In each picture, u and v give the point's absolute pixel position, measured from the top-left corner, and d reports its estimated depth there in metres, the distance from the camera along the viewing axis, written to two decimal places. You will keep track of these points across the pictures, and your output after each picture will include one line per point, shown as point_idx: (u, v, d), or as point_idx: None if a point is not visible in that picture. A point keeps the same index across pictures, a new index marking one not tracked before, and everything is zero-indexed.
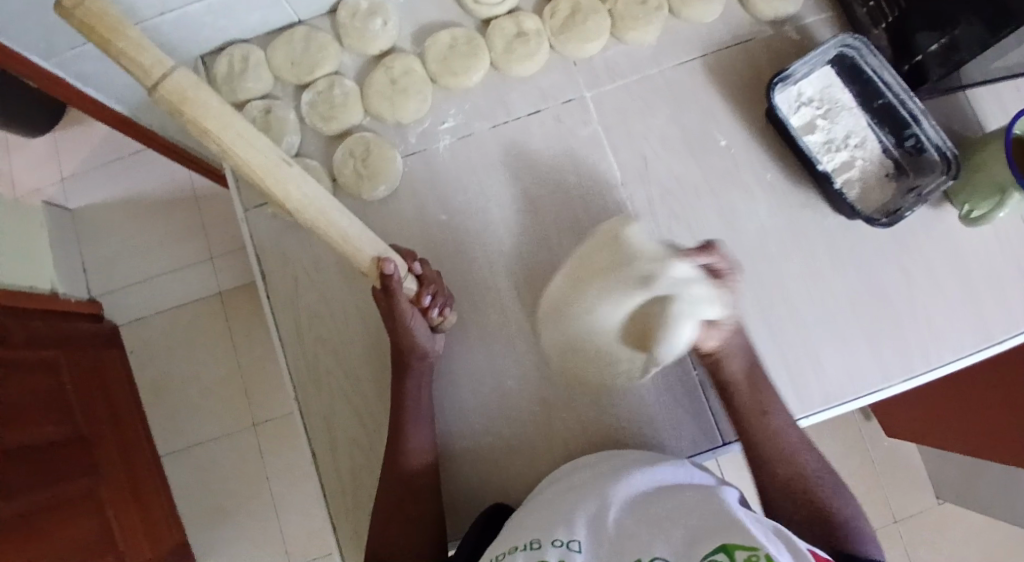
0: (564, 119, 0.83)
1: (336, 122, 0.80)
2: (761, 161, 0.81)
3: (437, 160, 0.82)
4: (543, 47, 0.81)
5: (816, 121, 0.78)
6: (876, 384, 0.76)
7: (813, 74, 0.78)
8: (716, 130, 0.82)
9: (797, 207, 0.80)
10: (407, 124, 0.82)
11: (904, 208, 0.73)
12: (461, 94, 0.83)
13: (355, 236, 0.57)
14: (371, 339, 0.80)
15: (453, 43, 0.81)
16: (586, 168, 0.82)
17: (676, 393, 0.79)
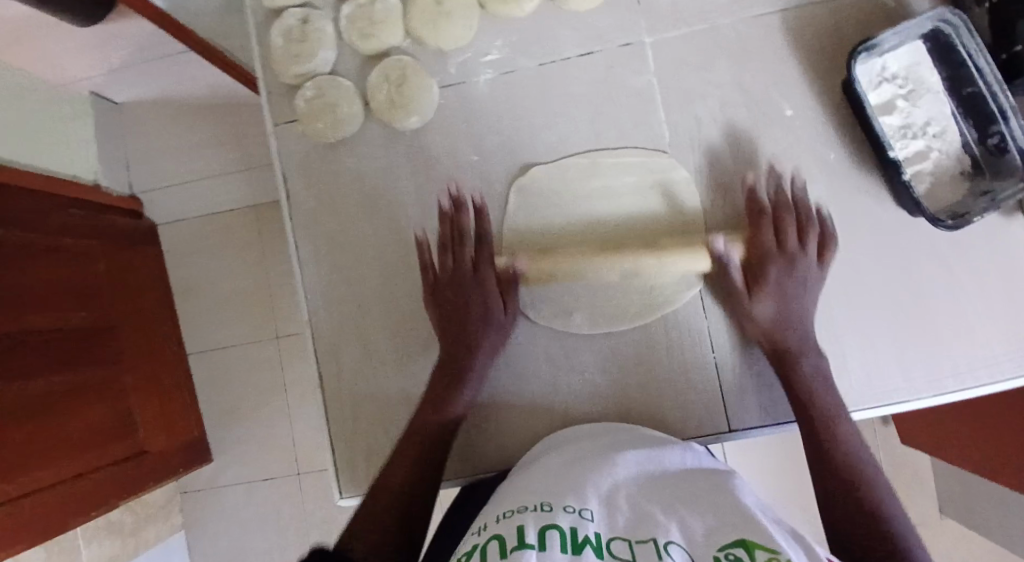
0: (621, 65, 0.77)
1: (376, 41, 0.76)
2: (826, 138, 0.74)
3: (475, 95, 0.78)
4: None
5: (895, 101, 0.70)
6: (899, 394, 0.71)
7: (901, 48, 0.70)
8: (782, 98, 0.74)
9: (855, 193, 0.73)
10: (448, 51, 0.77)
11: (973, 213, 0.66)
12: (513, 22, 0.77)
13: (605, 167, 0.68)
14: (387, 274, 0.78)
15: None
16: (632, 124, 0.76)
17: (689, 370, 0.75)
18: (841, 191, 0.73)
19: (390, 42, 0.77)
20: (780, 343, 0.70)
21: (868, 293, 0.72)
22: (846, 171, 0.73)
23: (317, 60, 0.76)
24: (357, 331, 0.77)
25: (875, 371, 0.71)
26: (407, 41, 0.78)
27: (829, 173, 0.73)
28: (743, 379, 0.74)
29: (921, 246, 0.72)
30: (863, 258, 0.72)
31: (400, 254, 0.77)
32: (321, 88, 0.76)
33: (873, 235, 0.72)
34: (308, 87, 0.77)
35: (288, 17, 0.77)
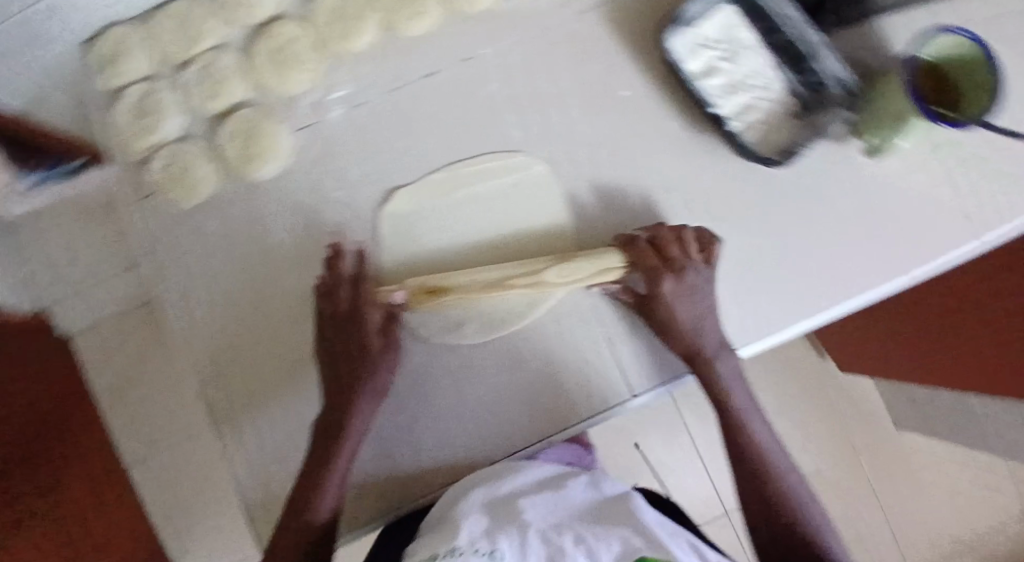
0: (465, 77, 0.79)
1: (221, 99, 0.77)
2: (666, 108, 0.77)
3: (329, 132, 0.78)
4: (433, 5, 0.78)
5: (718, 64, 0.74)
6: (786, 327, 0.73)
7: (711, 15, 0.75)
8: (617, 81, 0.78)
9: (703, 152, 0.76)
10: (295, 94, 0.79)
11: (801, 146, 0.73)
12: (353, 57, 0.79)
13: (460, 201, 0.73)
14: (272, 322, 0.74)
15: (338, 6, 0.78)
16: (487, 130, 0.78)
17: (583, 348, 0.75)
18: (690, 152, 0.77)
19: (235, 96, 0.78)
20: (695, 354, 0.70)
21: (738, 239, 0.74)
22: (690, 132, 0.77)
23: (166, 129, 0.77)
24: (255, 391, 0.73)
25: (761, 310, 0.73)
26: (254, 93, 0.79)
27: (676, 138, 0.77)
28: (633, 345, 0.76)
29: (780, 189, 0.75)
30: (725, 208, 0.75)
31: (284, 300, 0.75)
32: (175, 154, 0.76)
33: (729, 184, 0.76)
34: (162, 156, 0.77)
35: (130, 93, 0.77)
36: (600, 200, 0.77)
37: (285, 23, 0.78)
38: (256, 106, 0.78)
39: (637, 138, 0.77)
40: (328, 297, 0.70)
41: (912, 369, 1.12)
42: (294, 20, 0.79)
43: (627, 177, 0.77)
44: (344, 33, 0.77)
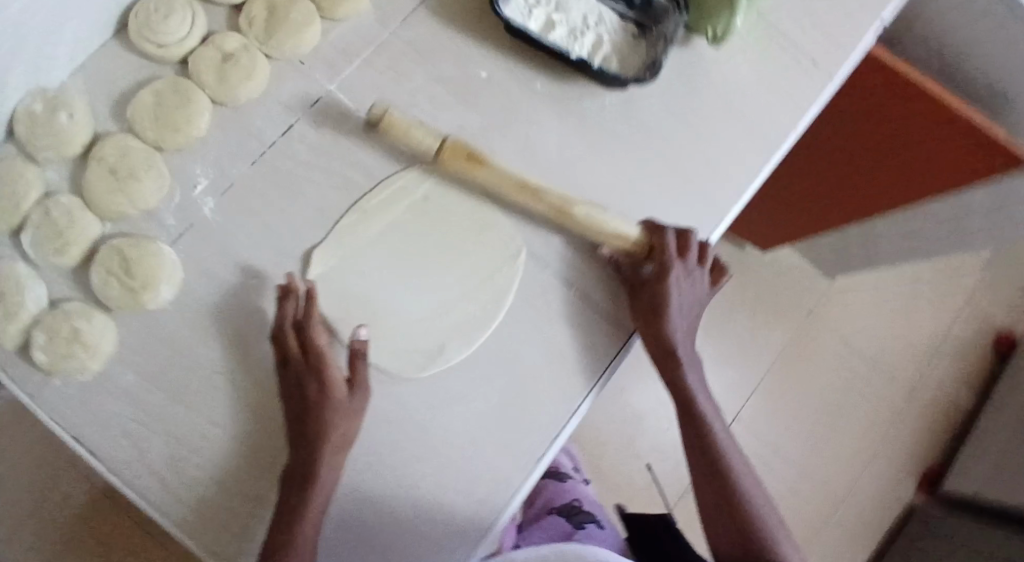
0: (328, 121, 0.66)
1: (74, 249, 0.58)
2: (527, 76, 0.73)
3: (209, 239, 0.61)
4: (259, 58, 0.64)
5: (551, 18, 0.75)
6: (716, 222, 0.73)
7: None
8: (473, 66, 0.72)
9: (576, 102, 0.74)
10: (153, 207, 0.61)
11: (659, 58, 0.74)
12: (198, 148, 0.63)
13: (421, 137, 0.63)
14: (236, 473, 0.58)
15: (158, 95, 0.61)
16: (377, 166, 0.66)
17: (581, 322, 0.65)
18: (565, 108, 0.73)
19: (92, 233, 0.60)
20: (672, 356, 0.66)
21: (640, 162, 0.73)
22: (557, 89, 0.74)
23: (25, 312, 0.57)
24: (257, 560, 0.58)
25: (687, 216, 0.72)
26: (114, 225, 0.61)
27: (548, 100, 0.73)
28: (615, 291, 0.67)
29: (665, 111, 0.75)
30: (618, 141, 0.73)
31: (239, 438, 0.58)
32: (53, 326, 0.57)
33: (614, 123, 0.74)
34: (37, 337, 0.57)
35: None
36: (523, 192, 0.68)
37: (114, 134, 0.61)
38: (122, 235, 0.60)
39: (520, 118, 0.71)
40: (274, 341, 0.59)
41: (820, 224, 1.22)
42: (120, 130, 0.62)
43: (523, 157, 0.71)
44: (179, 125, 0.61)
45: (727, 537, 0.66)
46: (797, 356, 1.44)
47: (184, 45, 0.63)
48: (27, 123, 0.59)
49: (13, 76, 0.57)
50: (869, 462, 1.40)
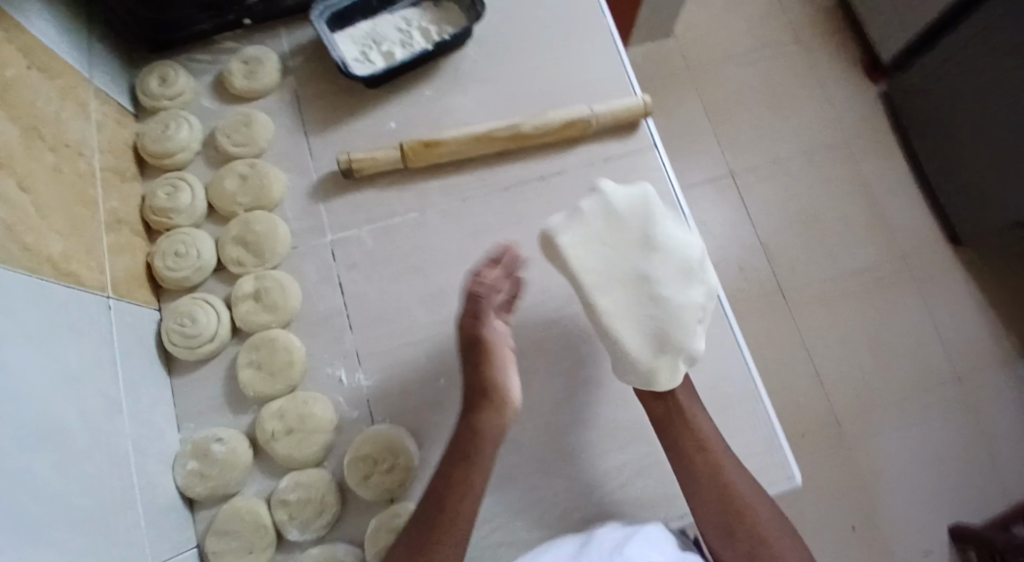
0: (356, 256, 0.74)
1: (326, 498, 0.63)
2: (414, 94, 0.80)
3: (391, 390, 0.69)
4: (275, 273, 0.71)
5: (385, 51, 0.81)
6: (610, 40, 0.83)
7: (341, 45, 0.80)
8: (382, 128, 0.79)
9: (459, 72, 0.81)
10: (336, 419, 0.67)
11: None
12: (312, 361, 0.70)
13: (391, 156, 0.75)
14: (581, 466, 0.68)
15: (254, 361, 0.68)
16: (417, 239, 0.75)
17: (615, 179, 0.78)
18: (459, 82, 0.81)
19: (328, 476, 0.65)
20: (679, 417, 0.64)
21: (536, 59, 0.82)
22: (440, 80, 0.81)
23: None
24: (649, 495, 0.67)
25: (594, 53, 0.83)
26: (330, 458, 0.67)
27: (444, 90, 0.80)
28: (607, 156, 0.79)
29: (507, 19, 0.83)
30: (511, 62, 0.82)
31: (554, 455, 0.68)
32: (378, 546, 0.62)
33: (496, 55, 0.82)
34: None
35: None
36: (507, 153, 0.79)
37: (260, 413, 0.67)
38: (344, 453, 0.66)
39: (446, 122, 0.79)
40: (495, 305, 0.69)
41: None
42: (256, 412, 0.67)
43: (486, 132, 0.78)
44: (290, 361, 0.68)
45: None
46: (698, 99, 1.58)
47: (225, 323, 0.69)
48: (204, 479, 0.64)
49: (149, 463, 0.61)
50: (807, 102, 1.59)
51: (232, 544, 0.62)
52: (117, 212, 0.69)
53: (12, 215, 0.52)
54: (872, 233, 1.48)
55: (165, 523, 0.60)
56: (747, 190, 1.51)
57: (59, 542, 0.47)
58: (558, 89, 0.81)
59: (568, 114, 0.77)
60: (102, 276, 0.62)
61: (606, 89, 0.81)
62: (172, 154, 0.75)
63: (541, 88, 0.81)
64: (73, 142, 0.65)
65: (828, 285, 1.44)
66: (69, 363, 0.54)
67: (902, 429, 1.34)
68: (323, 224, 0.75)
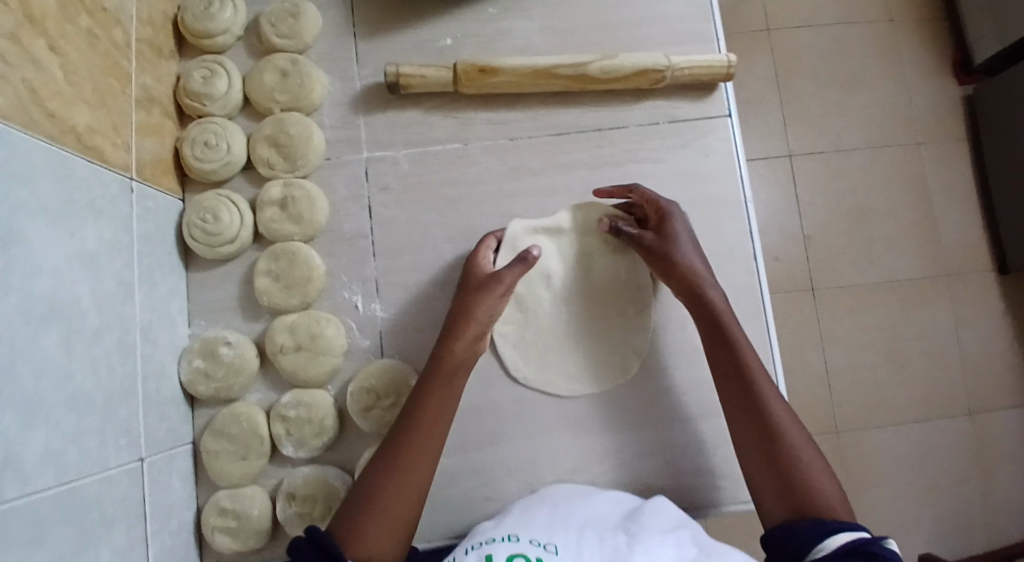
0: (390, 179, 0.71)
1: (326, 421, 0.63)
2: (479, 11, 0.73)
3: (407, 324, 0.68)
4: (305, 183, 0.68)
5: None
6: None
7: None
8: (436, 42, 0.72)
9: None
10: (347, 343, 0.66)
11: None
12: (330, 281, 0.68)
13: (443, 73, 0.68)
14: (583, 435, 0.67)
15: (272, 270, 0.66)
16: (458, 172, 0.71)
17: (680, 144, 0.74)
18: (530, 7, 0.74)
19: (330, 399, 0.64)
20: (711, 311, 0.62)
21: None
22: (509, 1, 0.74)
23: (340, 487, 0.62)
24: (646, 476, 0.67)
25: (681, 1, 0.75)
26: (335, 382, 0.66)
27: (512, 13, 0.73)
28: (674, 118, 0.74)
29: None
30: None
31: (558, 420, 0.68)
32: None
33: None
34: None
35: (283, 515, 0.61)
36: (570, 96, 0.73)
37: (272, 323, 0.65)
38: (349, 380, 0.65)
39: (508, 50, 0.73)
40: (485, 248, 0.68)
41: None
42: (269, 322, 0.66)
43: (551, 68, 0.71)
44: (308, 278, 0.66)
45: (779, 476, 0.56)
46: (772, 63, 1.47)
47: (247, 225, 0.67)
48: (207, 379, 0.63)
49: (159, 355, 0.60)
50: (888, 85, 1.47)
51: (227, 446, 0.62)
52: (150, 89, 0.65)
53: (37, 78, 0.49)
54: (916, 242, 1.41)
55: (169, 414, 0.61)
56: (801, 174, 1.43)
57: (57, 422, 0.46)
58: (634, 34, 0.74)
59: (645, 60, 0.71)
60: (129, 156, 0.59)
61: (687, 44, 0.74)
62: (212, 36, 0.69)
63: (615, 28, 0.74)
64: (109, 6, 0.60)
65: (862, 287, 1.39)
66: (84, 243, 0.51)
67: (900, 444, 1.33)
68: (360, 139, 0.71)
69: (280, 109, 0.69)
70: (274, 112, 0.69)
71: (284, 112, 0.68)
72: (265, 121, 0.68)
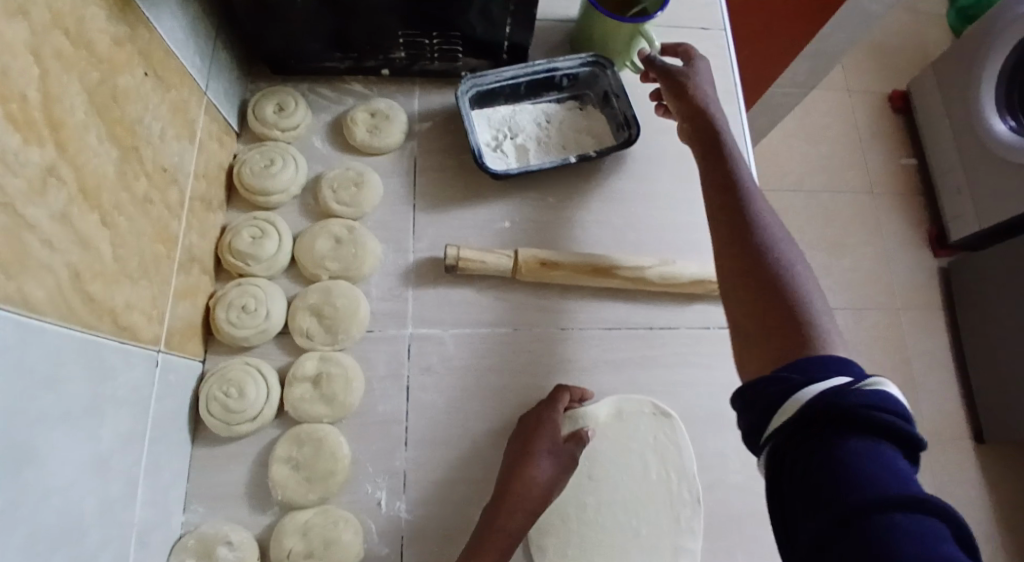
0: (433, 360, 0.66)
1: None
2: (535, 197, 0.73)
3: (432, 531, 0.60)
4: (342, 360, 0.63)
5: (520, 146, 0.73)
6: None
7: (477, 125, 0.73)
8: (493, 224, 0.71)
9: (587, 187, 0.74)
10: (364, 550, 0.58)
11: (629, 111, 0.74)
12: (352, 472, 0.61)
13: (504, 260, 0.68)
14: None
15: (293, 456, 0.59)
16: (500, 359, 0.67)
17: (731, 350, 0.71)
18: (586, 198, 0.74)
19: None
20: (710, 134, 0.60)
21: (672, 197, 0.75)
22: (565, 190, 0.74)
23: None
24: None
25: None
26: None
27: (566, 201, 0.73)
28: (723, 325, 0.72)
29: (645, 146, 0.77)
30: (645, 194, 0.75)
31: None
32: None
33: (630, 180, 0.75)
34: None
35: None
36: (621, 292, 0.71)
37: (282, 521, 0.57)
38: None
39: (561, 237, 0.72)
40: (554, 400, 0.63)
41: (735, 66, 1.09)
42: (278, 517, 0.58)
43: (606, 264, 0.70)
44: (331, 470, 0.59)
45: (750, 291, 0.49)
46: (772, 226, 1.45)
47: (273, 402, 0.60)
48: None
49: (149, 558, 0.52)
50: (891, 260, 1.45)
51: None
52: (193, 248, 0.61)
53: (87, 258, 0.44)
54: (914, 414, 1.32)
55: None
56: None
57: None
58: (688, 235, 0.74)
59: (701, 268, 0.70)
60: (159, 326, 0.54)
61: None
62: (268, 194, 0.68)
63: (668, 227, 0.74)
64: (168, 168, 0.57)
65: None
66: (101, 442, 0.45)
67: None
68: (402, 312, 0.67)
69: (329, 277, 0.66)
70: (321, 279, 0.65)
71: (332, 280, 0.65)
72: (309, 289, 0.65)
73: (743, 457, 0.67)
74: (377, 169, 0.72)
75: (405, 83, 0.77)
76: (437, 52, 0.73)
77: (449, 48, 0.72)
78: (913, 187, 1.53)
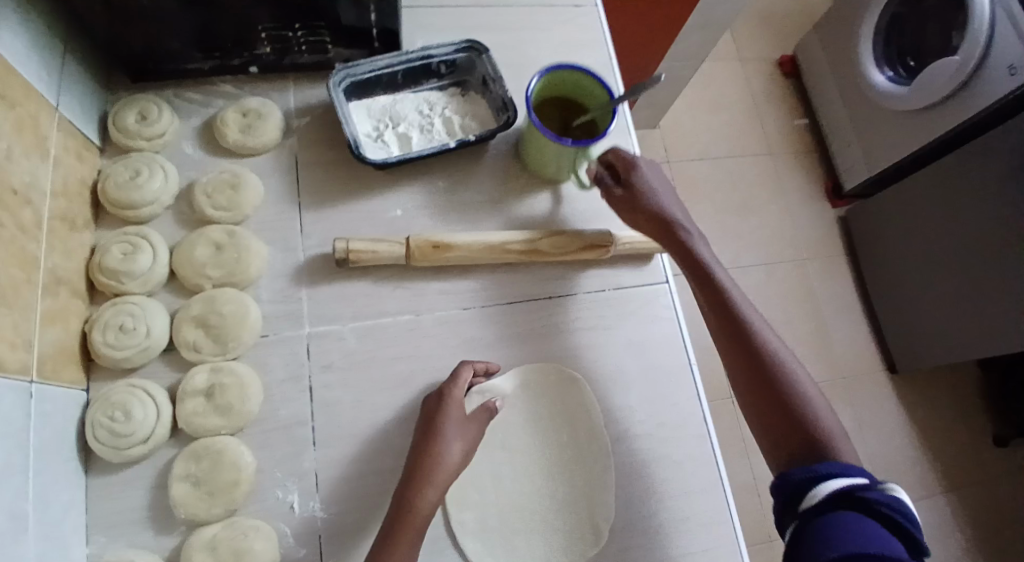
0: (334, 356, 0.65)
1: None
2: (424, 183, 0.73)
3: (348, 524, 0.59)
4: (235, 368, 0.61)
5: (401, 134, 0.72)
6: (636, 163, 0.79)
7: (354, 116, 0.72)
8: (382, 214, 0.71)
9: (476, 169, 0.75)
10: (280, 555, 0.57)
11: (505, 95, 0.74)
12: (259, 479, 0.60)
13: (396, 247, 0.67)
14: None
15: (193, 472, 0.57)
16: (404, 347, 0.67)
17: (628, 309, 0.73)
18: (476, 180, 0.75)
19: None
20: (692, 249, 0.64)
21: None
22: (455, 174, 0.74)
23: None
24: None
25: None
26: None
27: (456, 185, 0.74)
28: (618, 286, 0.74)
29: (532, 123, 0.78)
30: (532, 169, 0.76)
31: None
32: None
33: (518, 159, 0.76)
34: None
35: None
36: (518, 266, 0.73)
37: (189, 539, 0.56)
38: None
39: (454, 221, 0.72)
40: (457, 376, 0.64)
41: None
42: (185, 536, 0.56)
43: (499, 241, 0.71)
44: (235, 480, 0.57)
45: (769, 416, 0.56)
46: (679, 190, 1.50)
47: (164, 421, 0.58)
48: None
49: None
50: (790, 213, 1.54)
51: None
52: (57, 270, 0.57)
53: None
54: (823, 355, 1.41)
55: None
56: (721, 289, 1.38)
57: None
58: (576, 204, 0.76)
59: (589, 232, 0.72)
60: (28, 354, 0.51)
61: None
62: (137, 207, 0.64)
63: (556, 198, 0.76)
64: (19, 187, 0.53)
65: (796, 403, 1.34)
66: None
67: None
68: (297, 313, 0.66)
69: (213, 285, 0.64)
70: (204, 289, 0.63)
71: (217, 289, 0.63)
72: (193, 300, 0.62)
73: (650, 409, 0.70)
74: (256, 169, 0.70)
75: (278, 80, 0.75)
76: (304, 44, 0.71)
77: (317, 40, 0.71)
78: (809, 145, 1.63)
